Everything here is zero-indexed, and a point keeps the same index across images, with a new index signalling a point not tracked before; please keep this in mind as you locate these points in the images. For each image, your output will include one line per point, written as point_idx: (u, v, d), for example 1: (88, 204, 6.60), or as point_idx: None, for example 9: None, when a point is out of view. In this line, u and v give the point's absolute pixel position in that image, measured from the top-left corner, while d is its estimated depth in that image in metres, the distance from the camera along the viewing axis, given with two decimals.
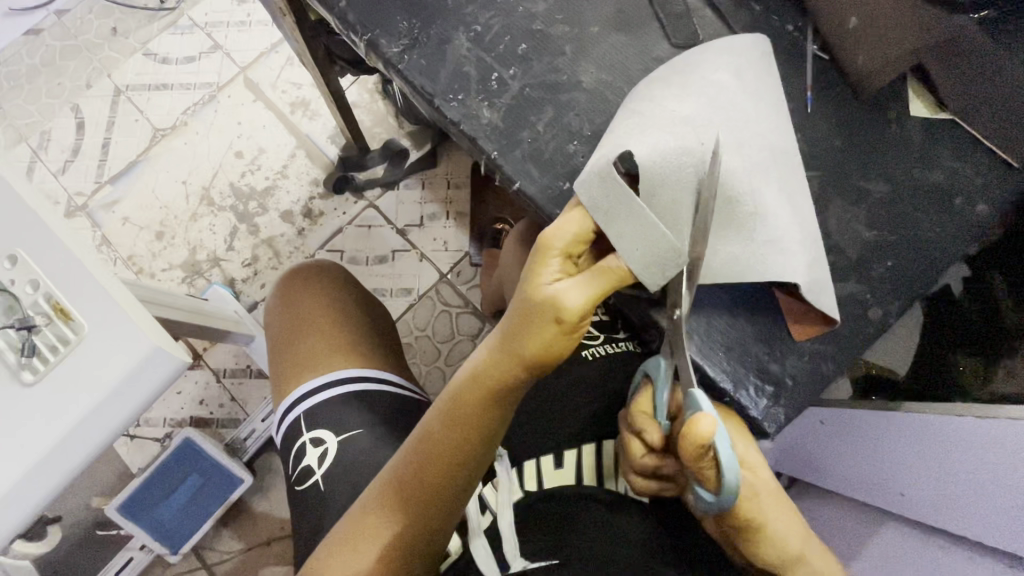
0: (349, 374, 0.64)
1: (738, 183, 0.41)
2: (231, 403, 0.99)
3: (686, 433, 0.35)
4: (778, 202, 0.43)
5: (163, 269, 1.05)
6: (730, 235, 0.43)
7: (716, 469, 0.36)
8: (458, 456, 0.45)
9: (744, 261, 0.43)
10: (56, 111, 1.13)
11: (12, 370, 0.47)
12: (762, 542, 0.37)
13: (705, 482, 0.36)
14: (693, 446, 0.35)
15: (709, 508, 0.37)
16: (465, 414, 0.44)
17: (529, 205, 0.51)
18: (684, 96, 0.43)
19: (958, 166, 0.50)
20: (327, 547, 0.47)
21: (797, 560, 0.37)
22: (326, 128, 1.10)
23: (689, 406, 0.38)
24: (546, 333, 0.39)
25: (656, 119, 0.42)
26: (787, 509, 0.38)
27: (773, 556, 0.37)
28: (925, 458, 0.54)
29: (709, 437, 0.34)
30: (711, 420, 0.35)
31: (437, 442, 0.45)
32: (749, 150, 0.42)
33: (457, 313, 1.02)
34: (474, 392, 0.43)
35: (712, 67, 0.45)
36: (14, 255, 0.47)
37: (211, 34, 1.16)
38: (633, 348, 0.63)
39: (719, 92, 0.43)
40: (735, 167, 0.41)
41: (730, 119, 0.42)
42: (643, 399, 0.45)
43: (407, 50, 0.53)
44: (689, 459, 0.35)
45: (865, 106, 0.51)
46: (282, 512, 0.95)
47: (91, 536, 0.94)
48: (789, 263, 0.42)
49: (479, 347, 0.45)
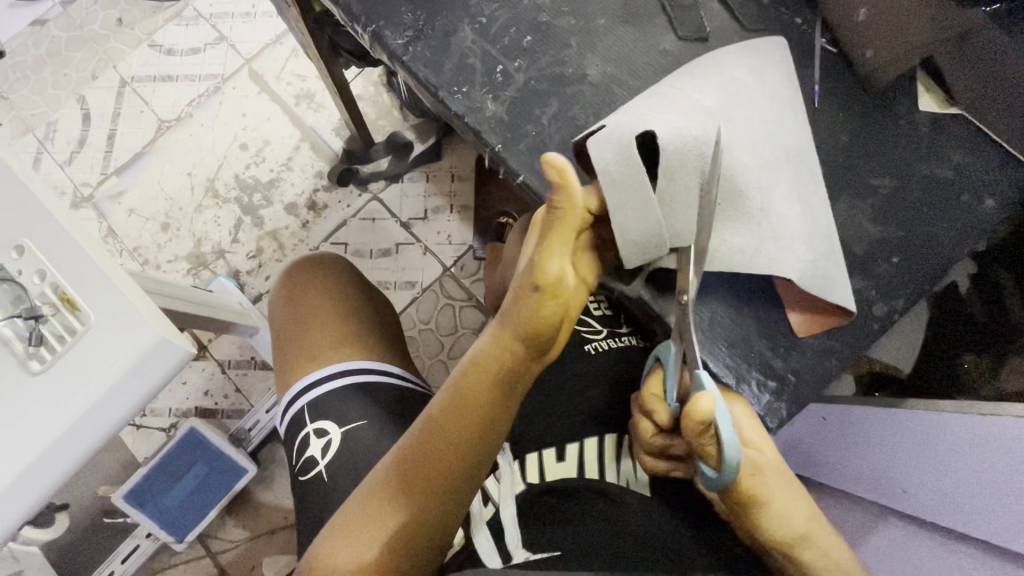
0: (355, 365, 0.65)
1: (749, 177, 0.42)
2: (236, 394, 1.00)
3: (687, 410, 0.36)
4: (789, 203, 0.44)
5: (168, 260, 1.05)
6: (737, 224, 0.43)
7: (717, 444, 0.37)
8: (455, 431, 0.45)
9: (748, 255, 0.43)
10: (62, 102, 1.13)
11: (19, 360, 0.47)
12: (764, 521, 0.37)
13: (707, 457, 0.38)
14: (694, 424, 0.36)
15: (712, 487, 0.38)
16: (464, 388, 0.45)
17: (532, 198, 0.51)
18: (704, 87, 0.44)
19: (967, 162, 0.50)
20: (329, 532, 0.47)
21: (801, 541, 0.37)
22: (332, 120, 1.10)
23: (693, 387, 0.40)
24: (531, 291, 0.41)
25: (676, 103, 0.43)
26: (791, 488, 0.38)
27: (774, 535, 0.37)
28: (928, 456, 0.54)
29: (708, 414, 0.35)
30: (711, 398, 0.36)
31: (437, 419, 0.46)
32: (762, 149, 0.43)
33: (461, 306, 1.02)
34: (474, 370, 0.45)
35: (732, 64, 0.46)
36: (20, 245, 0.48)
37: (216, 25, 1.16)
38: (635, 342, 0.64)
39: (737, 87, 0.44)
40: (749, 163, 0.43)
41: (748, 117, 0.43)
42: (653, 383, 0.45)
43: (412, 42, 0.53)
44: (691, 436, 0.37)
45: (872, 100, 0.51)
46: (286, 503, 0.96)
47: (98, 523, 0.95)
48: (789, 259, 0.43)
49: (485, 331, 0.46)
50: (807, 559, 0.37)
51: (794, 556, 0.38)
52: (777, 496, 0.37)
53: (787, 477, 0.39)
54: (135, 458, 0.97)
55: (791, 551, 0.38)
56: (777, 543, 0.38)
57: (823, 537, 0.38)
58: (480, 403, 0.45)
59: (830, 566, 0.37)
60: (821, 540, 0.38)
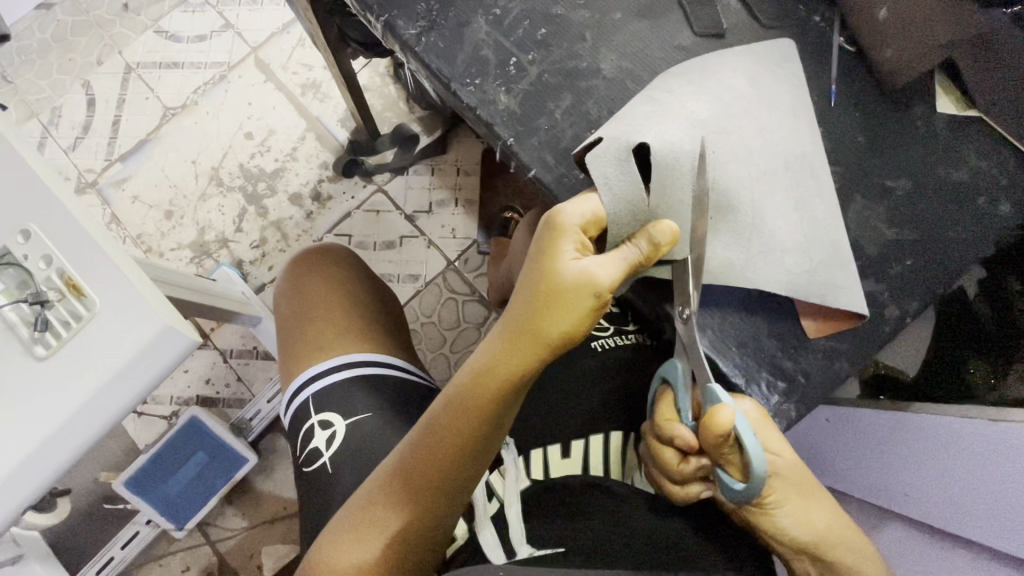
0: (357, 358, 0.64)
1: (741, 193, 0.43)
2: (237, 383, 1.00)
3: (706, 423, 0.36)
4: (781, 212, 0.44)
5: (172, 248, 1.05)
6: (726, 237, 0.43)
7: (737, 452, 0.37)
8: (459, 444, 0.44)
9: (739, 266, 0.44)
10: (67, 87, 1.12)
11: (25, 344, 0.47)
12: (782, 523, 0.38)
13: (731, 468, 0.38)
14: (714, 437, 0.36)
15: (733, 496, 0.38)
16: (471, 400, 0.43)
17: (542, 193, 0.51)
18: (702, 95, 0.44)
19: (984, 165, 0.49)
20: (329, 534, 0.47)
21: (826, 540, 0.38)
22: (337, 111, 1.10)
23: (706, 399, 0.40)
24: (577, 315, 0.39)
25: (672, 113, 0.43)
26: (811, 489, 0.39)
27: (799, 535, 0.38)
28: (938, 462, 0.53)
29: (729, 426, 0.36)
30: (729, 410, 0.36)
31: (441, 429, 0.45)
32: (757, 159, 0.43)
33: (464, 301, 1.02)
34: (485, 385, 0.43)
35: (729, 71, 0.46)
36: (26, 230, 0.47)
37: (223, 13, 1.15)
38: (643, 339, 0.63)
39: (733, 96, 0.44)
40: (740, 177, 0.43)
41: (743, 128, 0.44)
42: (665, 407, 0.44)
43: (424, 32, 0.53)
44: (712, 448, 0.37)
45: (888, 99, 0.51)
46: (286, 493, 0.96)
47: (97, 509, 0.95)
48: (782, 270, 0.44)
49: (488, 337, 0.44)
50: (837, 555, 0.38)
51: (823, 555, 0.38)
52: (795, 496, 0.38)
53: (806, 479, 0.39)
54: (135, 445, 0.97)
55: (820, 549, 0.38)
56: (806, 542, 0.38)
57: (846, 532, 0.39)
58: (488, 414, 0.44)
59: (857, 558, 0.38)
60: (845, 535, 0.38)
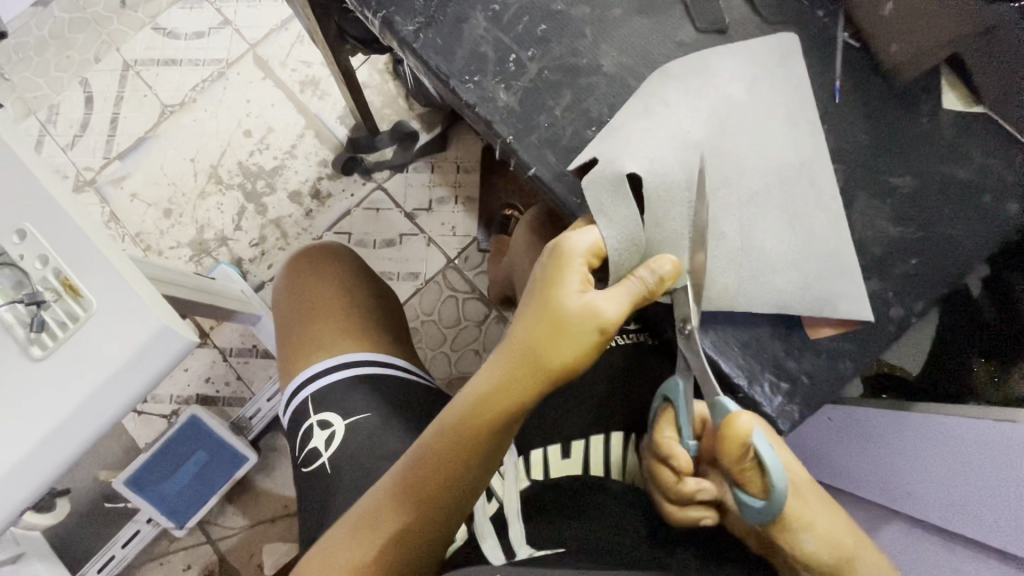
0: (356, 359, 0.64)
1: (734, 205, 0.43)
2: (237, 382, 0.99)
3: (727, 433, 0.36)
4: (780, 216, 0.44)
5: (171, 246, 1.04)
6: (725, 240, 0.43)
7: (760, 473, 0.36)
8: (459, 470, 0.44)
9: (738, 272, 0.43)
10: (65, 84, 1.12)
11: (21, 345, 0.46)
12: (802, 542, 0.36)
13: (751, 487, 0.37)
14: (734, 448, 0.36)
15: (758, 518, 0.37)
16: (472, 427, 0.43)
17: (542, 192, 0.51)
18: (696, 108, 0.44)
19: (990, 162, 0.49)
20: (331, 538, 0.47)
21: (852, 559, 0.36)
22: (337, 109, 1.09)
23: (715, 413, 0.40)
24: (583, 347, 0.39)
25: (665, 132, 0.43)
26: (830, 506, 0.38)
27: (825, 556, 0.36)
28: (946, 464, 0.53)
29: (748, 434, 0.36)
30: (747, 419, 0.36)
31: (441, 454, 0.44)
32: (752, 169, 0.44)
33: (464, 298, 1.01)
34: (486, 412, 0.42)
35: (727, 77, 0.45)
36: (22, 230, 0.47)
37: (221, 9, 1.14)
38: (645, 340, 0.62)
39: (729, 107, 0.44)
40: (733, 190, 0.43)
41: (737, 141, 0.44)
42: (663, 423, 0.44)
43: (423, 28, 0.52)
44: (731, 462, 0.36)
45: (894, 94, 0.50)
46: (287, 491, 0.96)
47: (98, 508, 0.95)
48: (779, 276, 0.44)
49: (488, 365, 0.43)
50: None
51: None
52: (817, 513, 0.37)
53: (823, 496, 0.38)
54: (135, 444, 0.97)
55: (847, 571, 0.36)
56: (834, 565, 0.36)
57: (870, 552, 0.37)
58: (488, 441, 0.43)
59: None
60: (869, 557, 0.37)
